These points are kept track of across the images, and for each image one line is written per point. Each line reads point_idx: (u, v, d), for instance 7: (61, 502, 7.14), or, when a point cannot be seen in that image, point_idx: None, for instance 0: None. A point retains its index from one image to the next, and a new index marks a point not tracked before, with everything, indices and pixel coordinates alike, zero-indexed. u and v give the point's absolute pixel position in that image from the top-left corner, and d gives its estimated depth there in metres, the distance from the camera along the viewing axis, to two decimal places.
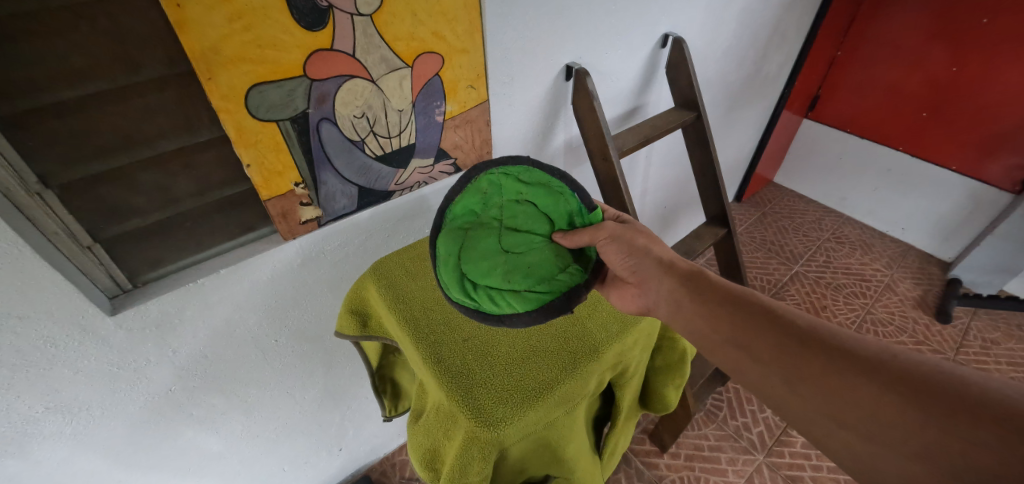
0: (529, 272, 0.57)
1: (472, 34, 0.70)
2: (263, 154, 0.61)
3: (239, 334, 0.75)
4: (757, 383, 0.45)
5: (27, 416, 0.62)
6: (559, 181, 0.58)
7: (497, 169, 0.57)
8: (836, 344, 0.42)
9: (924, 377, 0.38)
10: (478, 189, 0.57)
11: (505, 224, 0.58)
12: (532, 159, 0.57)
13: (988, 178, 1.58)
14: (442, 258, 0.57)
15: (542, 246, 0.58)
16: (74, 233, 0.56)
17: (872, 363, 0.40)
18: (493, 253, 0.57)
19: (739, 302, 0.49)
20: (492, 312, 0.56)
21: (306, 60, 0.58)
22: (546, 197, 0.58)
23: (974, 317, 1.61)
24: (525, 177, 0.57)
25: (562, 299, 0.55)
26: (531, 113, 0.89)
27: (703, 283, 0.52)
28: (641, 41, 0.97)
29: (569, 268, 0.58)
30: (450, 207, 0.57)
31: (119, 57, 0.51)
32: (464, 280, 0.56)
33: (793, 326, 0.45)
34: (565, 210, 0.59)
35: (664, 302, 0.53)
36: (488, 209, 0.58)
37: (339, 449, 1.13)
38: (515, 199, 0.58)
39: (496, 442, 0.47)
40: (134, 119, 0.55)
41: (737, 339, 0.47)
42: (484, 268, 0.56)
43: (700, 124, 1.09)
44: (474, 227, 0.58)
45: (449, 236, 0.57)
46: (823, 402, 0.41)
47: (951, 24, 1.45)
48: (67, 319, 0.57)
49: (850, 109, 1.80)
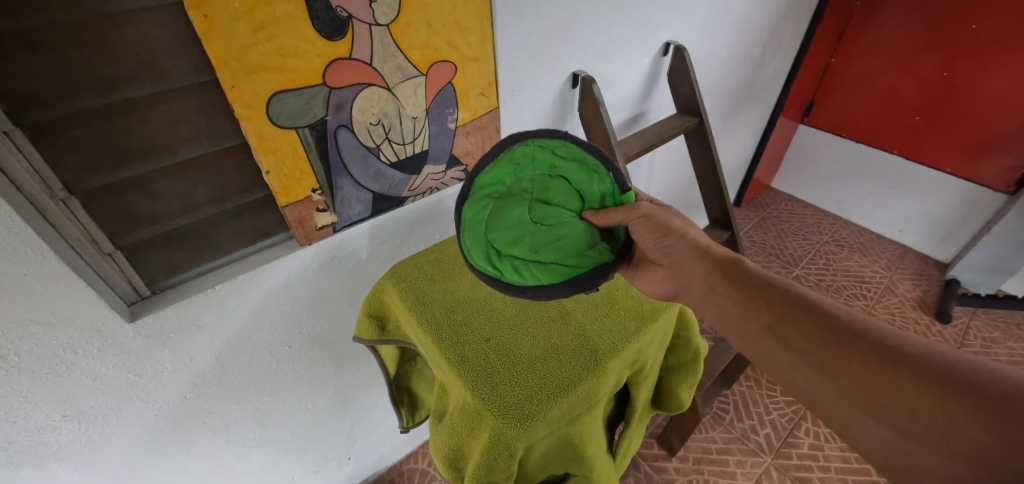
0: (556, 246, 0.59)
1: (484, 43, 0.72)
2: (282, 161, 0.63)
3: (254, 341, 0.76)
4: (791, 372, 0.47)
5: (45, 424, 0.62)
6: (595, 159, 0.58)
7: (535, 141, 0.56)
8: (879, 339, 0.43)
9: (972, 379, 0.38)
10: (512, 159, 0.57)
11: (536, 197, 0.59)
12: (569, 134, 0.57)
13: (982, 179, 1.61)
14: (468, 224, 0.59)
15: (572, 221, 0.60)
16: (93, 238, 0.56)
17: (917, 361, 0.41)
18: (525, 225, 0.59)
19: (776, 291, 0.51)
20: (514, 282, 0.59)
21: (327, 68, 0.59)
22: (581, 173, 0.59)
23: (973, 316, 1.63)
24: (562, 151, 0.57)
25: (588, 274, 0.58)
26: (540, 119, 0.91)
27: (737, 272, 0.54)
28: (643, 49, 1.00)
29: (596, 246, 0.60)
30: (481, 174, 0.57)
31: (145, 66, 0.52)
32: (489, 248, 0.59)
33: (835, 318, 0.46)
34: (598, 190, 0.60)
35: (697, 287, 0.56)
36: (519, 182, 0.58)
37: (349, 458, 1.12)
38: (549, 173, 0.58)
39: (522, 438, 0.48)
40: (158, 126, 0.56)
41: (770, 328, 0.49)
42: (514, 236, 0.59)
43: (701, 130, 1.11)
44: (503, 197, 0.59)
45: (477, 203, 0.58)
46: (861, 396, 0.42)
47: (942, 31, 1.50)
48: (87, 327, 0.58)
49: (845, 114, 1.84)
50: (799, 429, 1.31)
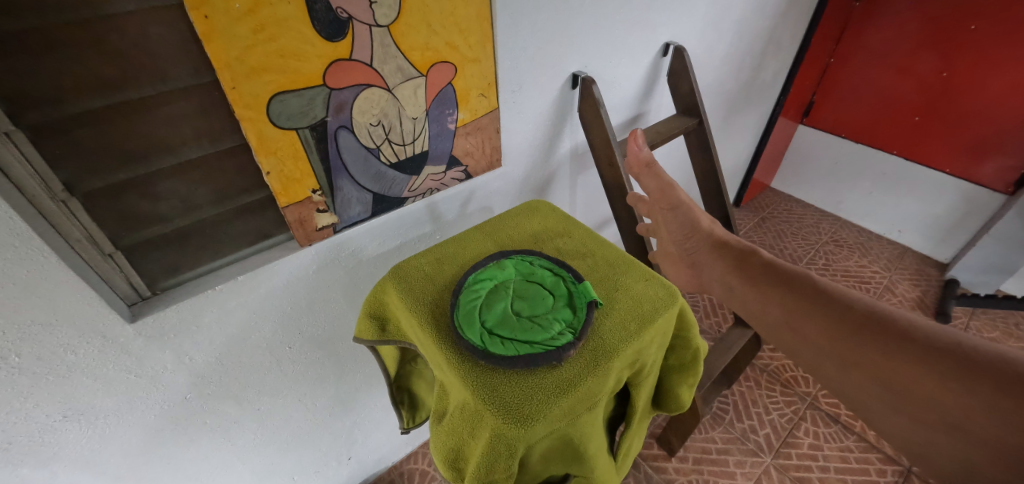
0: (528, 331, 0.56)
1: (484, 44, 0.72)
2: (282, 162, 0.63)
3: (254, 341, 0.76)
4: (812, 363, 0.52)
5: (46, 425, 0.62)
6: (569, 272, 0.65)
7: (517, 256, 0.67)
8: (892, 328, 0.48)
9: (980, 362, 0.42)
10: (500, 265, 0.65)
11: (515, 295, 0.61)
12: (548, 255, 0.68)
13: (981, 179, 1.61)
14: (458, 306, 0.59)
15: (546, 315, 0.58)
16: (95, 240, 0.57)
17: (931, 349, 0.45)
18: (507, 315, 0.58)
19: (794, 287, 0.56)
20: (494, 351, 0.54)
21: (327, 69, 0.59)
22: (554, 279, 0.64)
23: (972, 316, 1.64)
24: (540, 263, 0.66)
25: (557, 351, 0.54)
26: (540, 120, 0.91)
27: (757, 268, 0.60)
28: (643, 50, 1.00)
29: (567, 331, 0.56)
30: (476, 272, 0.64)
31: (146, 67, 0.52)
32: (471, 325, 0.57)
33: (849, 311, 0.51)
34: (570, 289, 0.62)
35: (719, 285, 0.64)
36: (503, 283, 0.63)
37: (348, 458, 1.12)
38: (528, 278, 0.64)
39: (521, 438, 0.48)
40: (158, 127, 0.56)
41: (790, 323, 0.54)
42: (498, 322, 0.57)
43: (701, 130, 1.11)
44: (489, 293, 0.61)
45: (466, 293, 0.61)
46: (875, 384, 0.47)
47: (941, 31, 1.50)
48: (87, 327, 0.58)
49: (845, 114, 1.84)
50: (798, 429, 1.31)
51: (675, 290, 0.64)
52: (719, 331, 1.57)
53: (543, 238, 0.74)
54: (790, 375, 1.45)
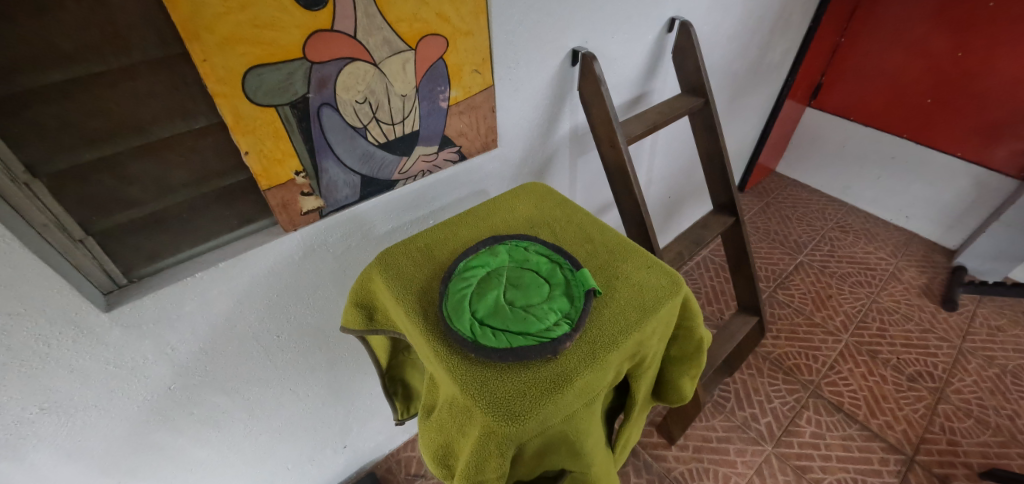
0: (522, 320, 0.53)
1: (477, 16, 0.68)
2: (262, 141, 0.59)
3: (240, 330, 0.73)
4: None
5: (21, 417, 0.59)
6: (564, 258, 0.61)
7: (511, 241, 0.63)
8: None
9: None
10: (494, 251, 0.62)
11: (508, 282, 0.58)
12: (541, 239, 0.64)
13: (992, 163, 1.57)
14: (450, 296, 0.56)
15: (540, 305, 0.55)
16: (65, 227, 0.53)
17: None
18: (498, 305, 0.55)
19: None
20: (487, 344, 0.50)
21: (306, 41, 0.55)
22: (547, 265, 0.60)
23: (979, 304, 1.60)
24: (533, 249, 0.63)
25: (551, 346, 0.50)
26: (538, 99, 0.87)
27: None
28: (647, 25, 0.95)
29: (562, 322, 0.53)
30: (465, 260, 0.60)
31: (108, 37, 0.48)
32: (465, 316, 0.53)
33: None
34: (564, 276, 0.59)
35: None
36: (495, 269, 0.59)
37: (344, 446, 1.11)
38: (522, 263, 0.61)
39: (514, 437, 0.45)
40: (128, 104, 0.52)
41: None
42: (489, 312, 0.54)
43: (707, 110, 1.06)
44: (482, 281, 0.58)
45: (458, 281, 0.58)
46: None
47: (956, 9, 1.43)
48: (59, 317, 0.55)
49: (854, 96, 1.78)
50: (800, 417, 1.29)
51: (679, 278, 0.61)
52: (721, 318, 1.55)
53: (538, 223, 0.70)
54: (792, 363, 1.43)
